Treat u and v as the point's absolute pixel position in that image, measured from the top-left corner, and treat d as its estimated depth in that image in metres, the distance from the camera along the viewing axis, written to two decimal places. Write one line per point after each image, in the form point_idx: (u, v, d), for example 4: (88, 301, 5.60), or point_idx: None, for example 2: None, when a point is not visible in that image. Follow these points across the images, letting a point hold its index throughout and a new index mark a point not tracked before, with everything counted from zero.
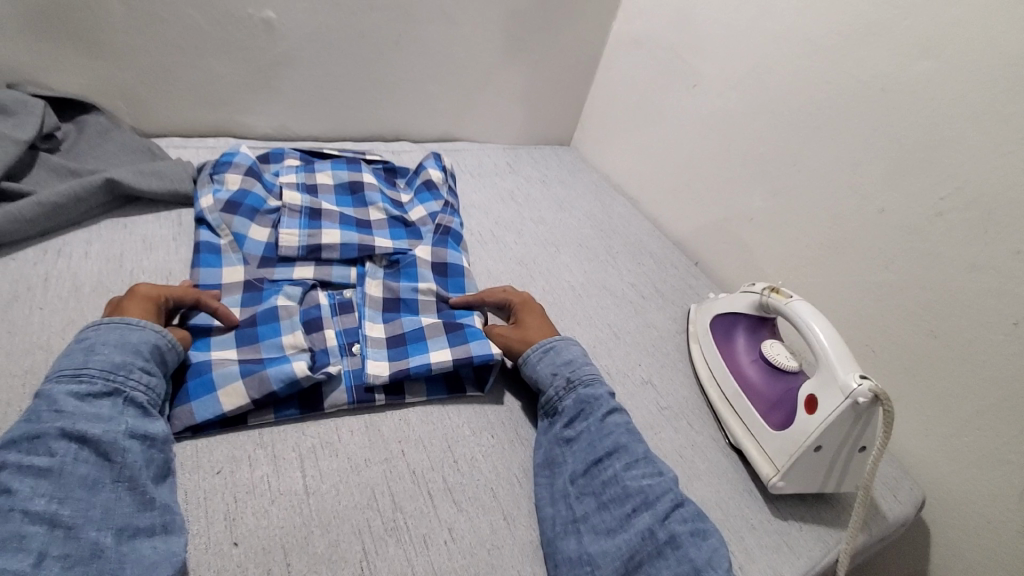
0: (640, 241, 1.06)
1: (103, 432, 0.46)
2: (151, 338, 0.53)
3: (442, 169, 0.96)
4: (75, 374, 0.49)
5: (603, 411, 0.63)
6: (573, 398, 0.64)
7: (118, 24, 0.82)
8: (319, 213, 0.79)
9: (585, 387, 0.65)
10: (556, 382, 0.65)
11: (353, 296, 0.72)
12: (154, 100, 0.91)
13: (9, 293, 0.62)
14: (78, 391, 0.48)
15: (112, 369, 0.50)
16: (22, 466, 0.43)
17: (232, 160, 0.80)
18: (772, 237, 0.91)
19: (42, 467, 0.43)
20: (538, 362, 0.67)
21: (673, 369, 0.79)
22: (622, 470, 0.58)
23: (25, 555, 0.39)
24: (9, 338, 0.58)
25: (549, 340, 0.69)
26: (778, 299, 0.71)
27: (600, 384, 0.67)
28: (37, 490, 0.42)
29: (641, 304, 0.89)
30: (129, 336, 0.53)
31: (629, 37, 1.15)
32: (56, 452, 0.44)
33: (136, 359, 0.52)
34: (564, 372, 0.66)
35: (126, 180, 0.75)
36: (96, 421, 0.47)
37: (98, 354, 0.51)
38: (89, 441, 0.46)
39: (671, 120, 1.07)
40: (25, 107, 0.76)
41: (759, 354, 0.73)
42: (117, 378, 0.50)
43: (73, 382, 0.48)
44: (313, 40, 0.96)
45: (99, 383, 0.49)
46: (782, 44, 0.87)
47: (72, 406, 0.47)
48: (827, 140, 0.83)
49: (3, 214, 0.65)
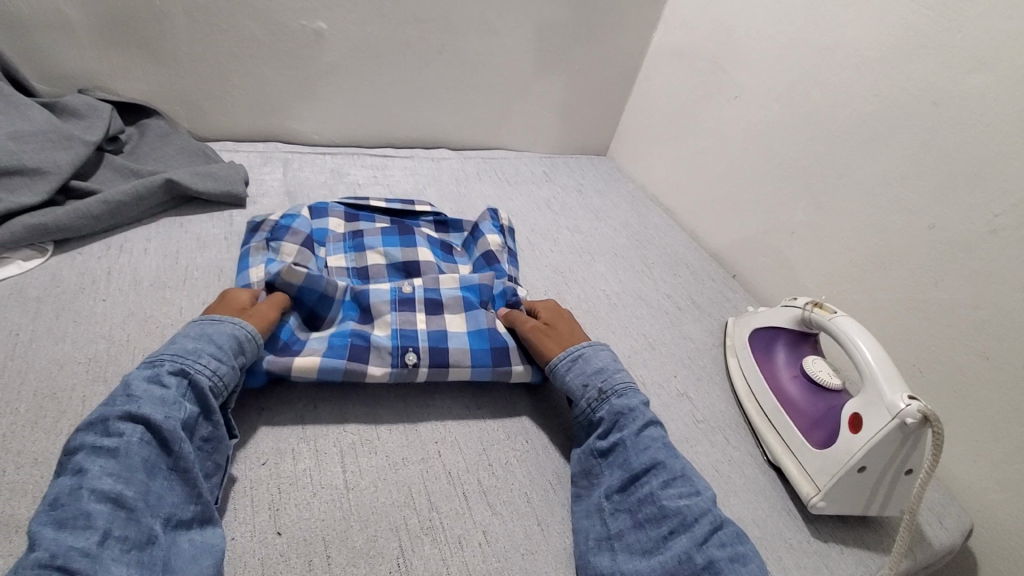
0: (676, 252, 1.05)
1: (164, 419, 0.48)
2: (221, 327, 0.56)
3: (500, 231, 0.87)
4: (149, 362, 0.52)
5: (638, 424, 0.61)
6: (607, 408, 0.62)
7: (180, 34, 0.87)
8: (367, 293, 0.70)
9: (617, 398, 0.63)
10: (587, 393, 0.64)
11: (412, 290, 0.71)
12: (210, 107, 0.96)
13: (75, 285, 0.66)
14: (149, 376, 0.50)
15: (181, 356, 0.52)
16: (95, 447, 0.45)
17: (290, 225, 0.75)
18: (815, 250, 0.90)
19: (111, 448, 0.45)
20: (567, 372, 0.65)
21: (710, 382, 0.78)
22: (659, 488, 0.56)
23: (91, 532, 0.41)
24: (74, 327, 0.61)
25: (579, 347, 0.67)
26: (821, 313, 0.70)
27: (635, 394, 0.64)
28: (105, 469, 0.44)
29: (678, 316, 0.89)
30: (208, 328, 0.56)
31: (668, 49, 1.15)
32: (123, 433, 0.46)
33: (205, 346, 0.54)
34: (595, 382, 0.64)
35: (183, 181, 0.79)
36: (160, 406, 0.49)
37: (173, 344, 0.54)
38: (153, 426, 0.47)
39: (711, 131, 1.07)
40: (95, 112, 0.81)
41: (801, 370, 0.72)
42: (185, 363, 0.52)
43: (147, 369, 0.51)
44: (360, 50, 0.99)
45: (167, 368, 0.51)
46: (827, 56, 0.86)
47: (141, 390, 0.49)
48: (873, 154, 0.81)
49: (72, 210, 0.70)
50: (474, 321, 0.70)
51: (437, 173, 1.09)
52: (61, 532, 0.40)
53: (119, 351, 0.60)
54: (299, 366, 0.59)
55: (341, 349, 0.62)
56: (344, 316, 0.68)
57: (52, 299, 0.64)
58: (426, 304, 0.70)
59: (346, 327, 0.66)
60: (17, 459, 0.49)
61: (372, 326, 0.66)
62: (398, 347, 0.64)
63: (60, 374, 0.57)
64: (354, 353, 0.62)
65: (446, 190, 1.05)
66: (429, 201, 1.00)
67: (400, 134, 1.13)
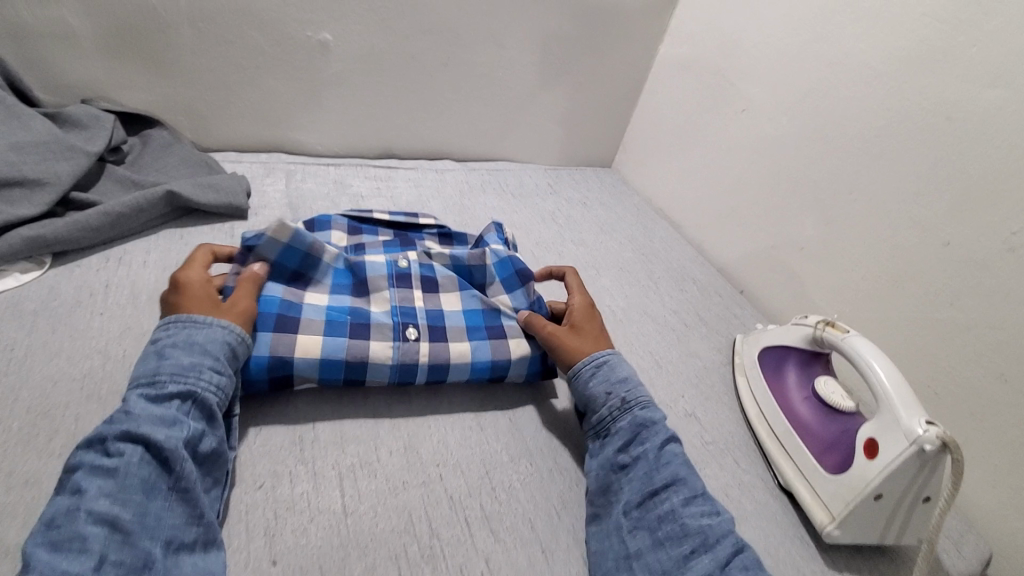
0: (682, 266, 1.04)
1: (164, 437, 0.46)
2: (218, 336, 0.54)
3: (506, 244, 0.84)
4: (149, 379, 0.50)
5: (660, 438, 0.59)
6: (629, 419, 0.61)
7: (185, 44, 0.87)
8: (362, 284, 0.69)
9: (640, 409, 0.62)
10: (610, 401, 0.62)
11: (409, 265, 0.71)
12: (213, 118, 0.95)
13: (72, 298, 0.65)
14: (151, 395, 0.49)
15: (181, 371, 0.51)
16: (94, 466, 0.44)
17: None
18: (825, 267, 0.88)
19: (109, 468, 0.44)
20: (591, 378, 0.64)
21: (719, 402, 0.76)
22: (681, 505, 0.54)
23: (87, 557, 0.39)
24: (69, 343, 0.60)
25: (603, 354, 0.66)
26: (834, 333, 0.68)
27: (655, 407, 0.63)
28: (102, 489, 0.42)
29: (685, 333, 0.87)
30: (198, 337, 0.53)
31: (675, 61, 1.14)
32: (123, 452, 0.45)
33: (204, 358, 0.52)
34: (618, 391, 0.63)
35: (184, 193, 0.78)
36: (160, 425, 0.47)
37: (169, 358, 0.52)
38: (151, 445, 0.45)
39: (718, 144, 1.05)
40: (97, 123, 0.81)
41: (812, 391, 0.70)
42: (186, 379, 0.50)
43: (148, 387, 0.50)
44: (366, 61, 0.98)
45: (168, 385, 0.50)
46: (837, 69, 0.84)
47: (142, 409, 0.48)
48: (885, 170, 0.79)
49: (71, 222, 0.69)
50: (470, 300, 0.71)
51: (441, 185, 1.08)
52: (56, 554, 0.39)
53: (115, 367, 0.59)
54: (301, 349, 0.60)
55: (342, 327, 0.63)
56: (337, 288, 0.68)
57: (48, 313, 0.62)
58: (423, 282, 0.71)
59: (343, 302, 0.66)
60: (7, 480, 0.48)
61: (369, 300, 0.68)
62: (399, 323, 0.66)
63: (54, 392, 0.55)
64: (354, 332, 0.63)
65: (449, 202, 1.04)
66: (432, 213, 0.99)
67: (404, 145, 1.12)
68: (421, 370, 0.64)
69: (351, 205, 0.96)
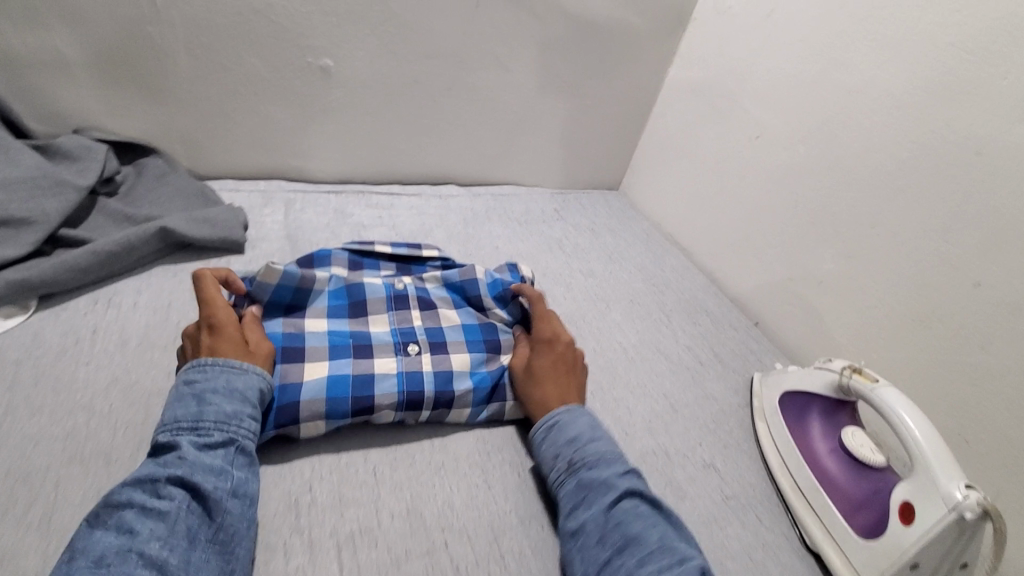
0: (694, 297, 1.00)
1: (214, 487, 0.48)
2: (256, 384, 0.56)
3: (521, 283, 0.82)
4: (194, 425, 0.51)
5: (607, 497, 0.55)
6: (574, 482, 0.57)
7: (180, 72, 0.84)
8: (361, 307, 0.71)
9: (587, 469, 0.58)
10: (558, 465, 0.59)
11: (406, 287, 0.75)
12: (210, 145, 0.92)
13: (57, 346, 0.62)
14: (199, 441, 0.51)
15: (226, 420, 0.52)
16: (145, 508, 0.45)
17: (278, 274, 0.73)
18: (844, 302, 0.84)
19: (160, 511, 0.45)
20: (541, 443, 0.62)
21: (738, 450, 0.72)
22: (638, 568, 0.49)
23: None
24: (52, 397, 0.57)
25: (554, 414, 0.63)
26: (862, 381, 0.65)
27: (609, 463, 0.59)
28: (154, 533, 0.44)
29: (699, 372, 0.83)
30: (237, 383, 0.55)
31: (684, 84, 1.11)
32: (173, 497, 0.46)
33: (246, 408, 0.54)
34: (565, 453, 0.60)
35: (179, 229, 0.75)
36: (209, 473, 0.49)
37: (212, 405, 0.53)
38: (202, 494, 0.47)
39: (730, 171, 1.02)
40: (89, 154, 0.78)
41: (839, 442, 0.66)
42: (230, 428, 0.52)
43: (194, 433, 0.51)
44: (368, 86, 0.95)
45: (215, 433, 0.51)
46: (856, 98, 0.81)
47: (192, 455, 0.49)
48: (908, 204, 0.76)
49: (59, 263, 0.66)
50: (466, 317, 0.74)
51: (445, 213, 1.05)
52: None
53: (100, 424, 0.56)
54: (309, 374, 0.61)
55: (345, 349, 0.65)
56: (335, 313, 0.69)
57: (30, 364, 0.59)
58: (420, 303, 0.74)
59: (343, 326, 0.68)
60: None
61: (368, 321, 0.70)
62: (400, 343, 0.68)
63: (34, 454, 0.52)
64: (357, 353, 0.65)
65: (454, 231, 1.01)
66: (436, 243, 0.96)
67: (407, 170, 1.09)
68: (428, 391, 0.63)
69: (352, 235, 0.92)
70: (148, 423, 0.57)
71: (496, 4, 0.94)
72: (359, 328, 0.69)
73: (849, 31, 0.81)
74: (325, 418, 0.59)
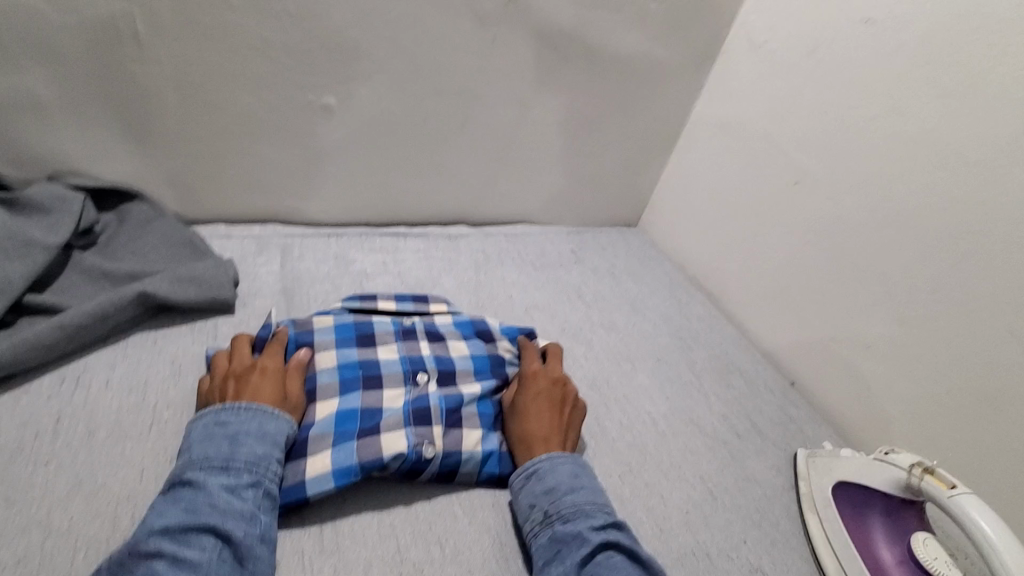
0: (725, 353, 0.92)
1: (245, 534, 0.47)
2: (287, 429, 0.55)
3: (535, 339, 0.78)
4: (223, 467, 0.50)
5: (582, 554, 0.51)
6: (548, 536, 0.53)
7: (167, 112, 0.76)
8: (370, 340, 0.69)
9: (564, 522, 0.54)
10: (533, 516, 0.56)
11: (415, 322, 0.73)
12: (200, 188, 0.84)
13: (14, 442, 0.54)
14: (229, 483, 0.49)
15: (256, 462, 0.51)
16: (176, 558, 0.44)
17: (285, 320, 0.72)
18: (898, 372, 0.76)
19: (192, 561, 0.44)
20: (518, 490, 0.58)
21: (788, 548, 0.64)
22: None
23: None
24: (3, 510, 0.49)
25: (533, 462, 0.59)
26: (936, 486, 0.58)
27: (589, 515, 0.54)
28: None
29: (738, 447, 0.75)
30: (268, 426, 0.54)
31: (713, 120, 1.04)
32: (204, 546, 0.45)
33: (275, 451, 0.53)
34: (542, 504, 0.56)
35: (159, 292, 0.67)
36: (240, 519, 0.48)
37: (243, 446, 0.52)
38: (232, 542, 0.46)
39: (764, 216, 0.94)
40: (63, 204, 0.70)
41: (907, 552, 0.60)
42: (260, 471, 0.51)
43: (223, 474, 0.50)
44: (373, 124, 0.88)
45: (245, 476, 0.50)
46: (915, 149, 0.73)
47: (223, 499, 0.48)
48: (977, 270, 0.68)
49: (19, 340, 0.58)
50: (475, 347, 0.72)
51: (454, 256, 0.97)
52: None
53: (56, 544, 0.47)
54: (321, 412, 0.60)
55: (355, 382, 0.63)
56: (342, 345, 0.67)
57: None
58: (428, 335, 0.72)
59: (351, 356, 0.66)
60: None
61: (376, 349, 0.68)
62: (409, 372, 0.66)
63: None
64: (367, 385, 0.63)
65: (464, 278, 0.93)
66: (445, 293, 0.88)
67: (413, 210, 1.01)
68: (433, 408, 0.62)
69: (354, 285, 0.85)
70: (114, 540, 0.49)
71: (515, 38, 0.87)
72: (367, 356, 0.67)
73: (907, 76, 0.74)
74: (332, 446, 0.57)
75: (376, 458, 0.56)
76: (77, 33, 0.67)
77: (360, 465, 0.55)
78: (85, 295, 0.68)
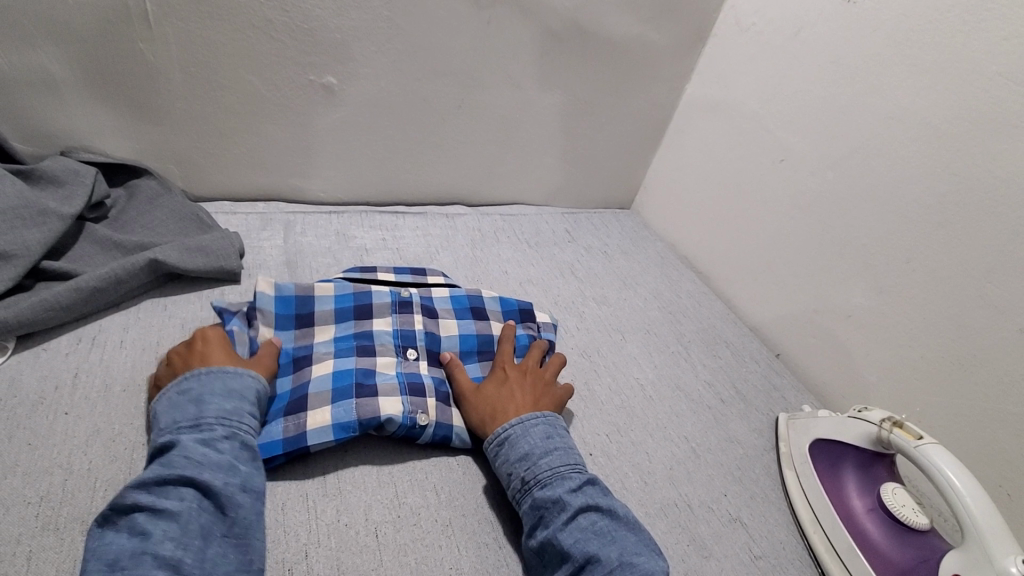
0: (713, 326, 0.95)
1: (223, 483, 0.48)
2: (252, 386, 0.57)
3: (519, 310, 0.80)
4: (194, 424, 0.51)
5: (563, 516, 0.52)
6: (529, 502, 0.55)
7: (174, 90, 0.79)
8: (369, 310, 0.72)
9: (542, 487, 0.55)
10: (513, 484, 0.57)
11: (411, 294, 0.75)
12: (206, 165, 0.87)
13: (35, 393, 0.57)
14: (201, 438, 0.50)
15: (226, 416, 0.52)
16: (155, 510, 0.44)
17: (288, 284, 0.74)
18: (875, 340, 0.79)
19: (172, 510, 0.44)
20: (494, 459, 0.59)
21: (767, 501, 0.67)
22: None
23: None
24: (27, 454, 0.52)
25: (505, 428, 0.60)
26: (904, 436, 0.62)
27: (564, 477, 0.56)
28: (167, 534, 0.43)
29: (722, 411, 0.78)
30: (232, 383, 0.55)
31: (702, 102, 1.07)
32: (183, 497, 0.46)
33: (245, 405, 0.54)
34: (519, 471, 0.57)
35: (169, 260, 0.71)
36: (218, 470, 0.48)
37: (211, 403, 0.53)
38: (211, 491, 0.47)
39: (752, 194, 0.97)
40: (76, 177, 0.73)
41: (877, 501, 0.63)
42: (231, 424, 0.52)
43: (195, 431, 0.51)
44: (373, 105, 0.91)
45: (216, 429, 0.51)
46: (892, 125, 0.76)
47: (198, 453, 0.49)
48: (949, 239, 0.71)
49: (37, 300, 0.61)
50: (466, 326, 0.75)
51: (450, 233, 1.00)
52: None
53: (77, 483, 0.51)
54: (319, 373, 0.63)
55: (350, 350, 0.67)
56: (341, 317, 0.70)
57: (4, 415, 0.54)
58: (423, 309, 0.74)
59: (348, 330, 0.69)
60: None
61: (371, 320, 0.71)
62: (399, 344, 0.69)
63: (3, 520, 0.47)
64: (362, 351, 0.67)
65: (460, 254, 0.96)
66: (441, 268, 0.91)
67: (411, 189, 1.04)
68: (428, 384, 0.65)
69: (354, 259, 0.88)
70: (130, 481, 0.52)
71: (509, 21, 0.90)
72: (364, 327, 0.70)
73: (885, 54, 0.77)
74: (331, 402, 0.60)
75: (374, 415, 0.59)
76: (89, 13, 0.70)
77: (359, 421, 0.59)
78: (98, 264, 0.72)
